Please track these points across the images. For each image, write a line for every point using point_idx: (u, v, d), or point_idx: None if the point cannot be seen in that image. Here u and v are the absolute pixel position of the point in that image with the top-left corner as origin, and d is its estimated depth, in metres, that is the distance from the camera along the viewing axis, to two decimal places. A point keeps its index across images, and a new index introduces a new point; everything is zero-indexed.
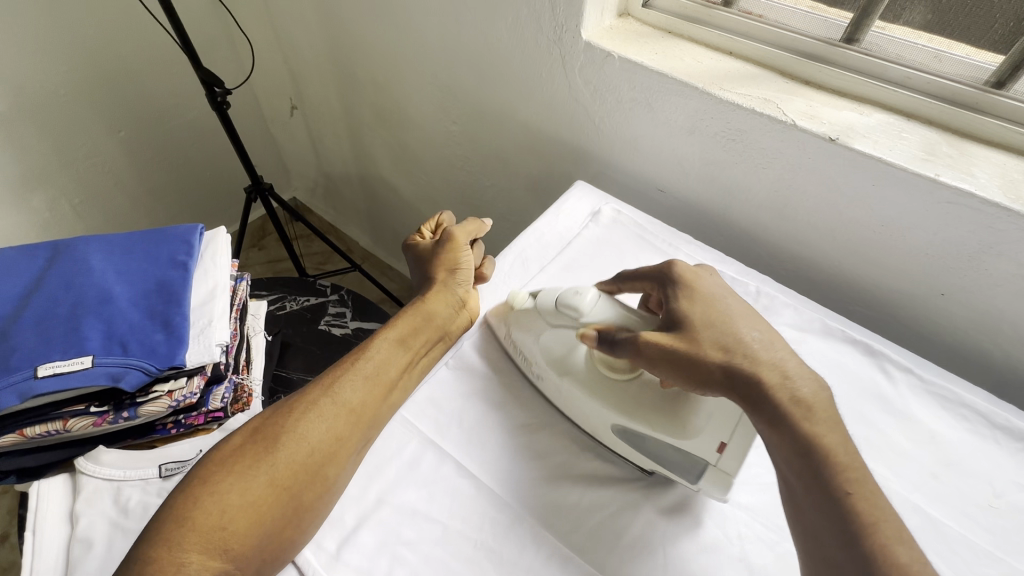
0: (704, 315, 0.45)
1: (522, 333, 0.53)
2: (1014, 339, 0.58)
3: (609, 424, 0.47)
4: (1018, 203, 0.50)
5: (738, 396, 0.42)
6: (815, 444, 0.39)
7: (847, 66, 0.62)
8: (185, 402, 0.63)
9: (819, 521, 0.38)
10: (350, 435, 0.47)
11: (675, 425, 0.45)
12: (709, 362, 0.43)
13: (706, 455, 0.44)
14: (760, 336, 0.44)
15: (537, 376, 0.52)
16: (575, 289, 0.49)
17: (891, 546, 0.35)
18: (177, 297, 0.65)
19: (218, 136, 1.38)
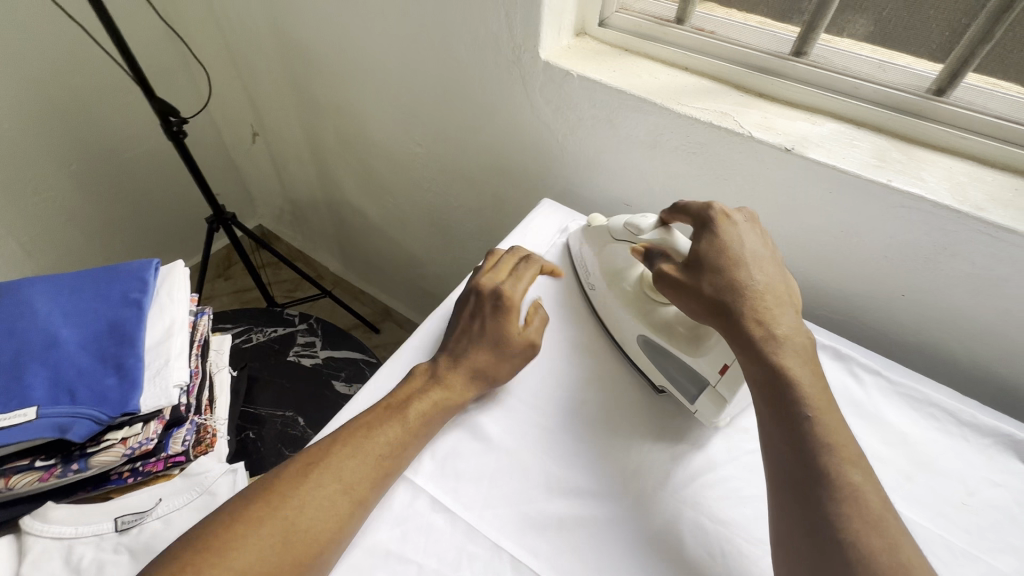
0: (715, 256, 0.49)
1: (592, 251, 0.62)
2: (974, 337, 0.59)
3: (637, 335, 0.55)
4: (967, 205, 0.52)
5: (720, 325, 0.47)
6: (784, 377, 0.43)
7: (796, 79, 0.64)
8: (141, 449, 0.60)
9: (782, 440, 0.41)
10: (352, 519, 0.41)
11: (692, 345, 0.52)
12: (702, 294, 0.48)
13: (710, 374, 0.50)
14: (760, 280, 0.47)
15: (591, 287, 0.62)
16: (645, 214, 0.57)
17: (846, 468, 0.38)
18: (131, 338, 0.62)
19: (176, 166, 1.34)
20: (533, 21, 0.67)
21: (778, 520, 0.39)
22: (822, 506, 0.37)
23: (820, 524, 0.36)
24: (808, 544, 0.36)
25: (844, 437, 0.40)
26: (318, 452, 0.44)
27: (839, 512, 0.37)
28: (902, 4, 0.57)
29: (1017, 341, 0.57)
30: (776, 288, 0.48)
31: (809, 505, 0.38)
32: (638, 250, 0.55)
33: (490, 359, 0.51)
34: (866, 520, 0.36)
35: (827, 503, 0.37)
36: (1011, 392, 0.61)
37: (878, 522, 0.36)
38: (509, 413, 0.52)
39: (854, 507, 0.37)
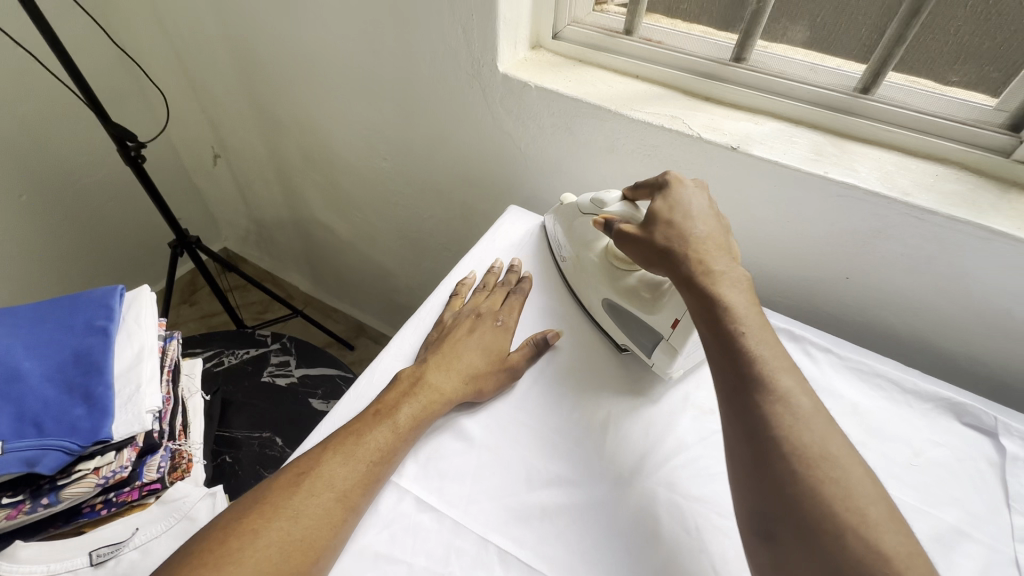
0: (666, 211, 0.52)
1: (563, 226, 0.66)
2: (912, 312, 0.64)
3: (601, 300, 0.60)
4: (895, 191, 0.57)
5: (667, 267, 0.50)
6: (719, 303, 0.45)
7: (738, 83, 0.68)
8: (115, 478, 0.58)
9: (719, 359, 0.44)
10: (345, 523, 0.42)
11: (648, 301, 0.56)
12: (652, 243, 0.51)
13: (663, 328, 0.54)
14: (701, 229, 0.50)
15: (563, 258, 0.66)
16: (610, 190, 0.60)
17: (777, 376, 0.41)
18: (99, 365, 0.61)
19: (135, 191, 1.31)
20: (489, 36, 0.70)
21: (727, 432, 0.42)
22: (758, 411, 0.39)
23: (756, 427, 0.39)
24: (750, 448, 0.39)
25: (775, 349, 0.43)
26: (309, 462, 0.44)
27: (769, 411, 0.39)
28: (832, 11, 0.63)
29: (949, 314, 0.62)
30: (718, 238, 0.51)
31: (746, 412, 0.40)
32: (599, 220, 0.58)
33: (480, 376, 0.53)
34: (795, 417, 0.39)
35: (761, 406, 0.40)
36: (950, 362, 0.66)
37: (801, 419, 0.38)
38: (489, 412, 0.53)
39: (784, 408, 0.39)
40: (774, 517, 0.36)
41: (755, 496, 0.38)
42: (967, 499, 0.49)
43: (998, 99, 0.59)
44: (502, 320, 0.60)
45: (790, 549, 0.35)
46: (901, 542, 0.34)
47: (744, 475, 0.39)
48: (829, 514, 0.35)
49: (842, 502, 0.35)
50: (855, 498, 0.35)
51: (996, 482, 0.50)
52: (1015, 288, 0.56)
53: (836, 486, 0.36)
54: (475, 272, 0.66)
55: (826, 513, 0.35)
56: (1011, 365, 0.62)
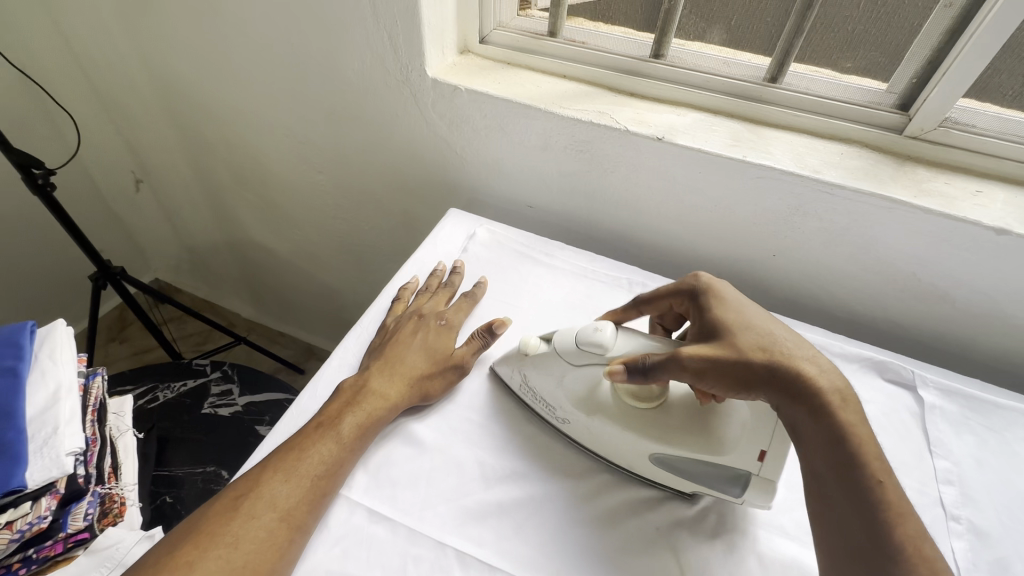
0: (735, 318, 0.46)
1: (540, 377, 0.50)
2: (833, 282, 0.69)
3: (647, 455, 0.46)
4: (807, 169, 0.61)
5: (773, 391, 0.42)
6: (848, 439, 0.39)
7: (660, 78, 0.71)
8: (34, 530, 0.53)
9: (852, 513, 0.37)
10: (285, 552, 0.40)
11: (710, 442, 0.44)
12: (752, 364, 0.42)
13: (748, 466, 0.43)
14: (789, 336, 0.45)
15: (562, 420, 0.50)
16: (597, 324, 0.47)
17: (923, 543, 0.35)
18: (8, 410, 0.55)
19: (48, 223, 1.21)
20: (414, 40, 0.70)
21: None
22: None
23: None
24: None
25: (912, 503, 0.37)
26: (248, 484, 0.42)
27: None
28: (744, 14, 0.67)
29: (864, 281, 0.67)
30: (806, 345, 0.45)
31: None
32: (616, 370, 0.45)
33: (428, 376, 0.52)
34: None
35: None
36: (869, 327, 0.71)
37: None
38: (440, 417, 0.52)
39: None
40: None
41: None
42: (896, 450, 0.52)
43: (887, 84, 0.65)
44: (447, 318, 0.59)
45: None
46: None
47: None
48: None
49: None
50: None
51: (918, 430, 0.54)
52: (919, 253, 0.61)
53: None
54: (417, 277, 0.66)
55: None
56: (922, 324, 0.67)
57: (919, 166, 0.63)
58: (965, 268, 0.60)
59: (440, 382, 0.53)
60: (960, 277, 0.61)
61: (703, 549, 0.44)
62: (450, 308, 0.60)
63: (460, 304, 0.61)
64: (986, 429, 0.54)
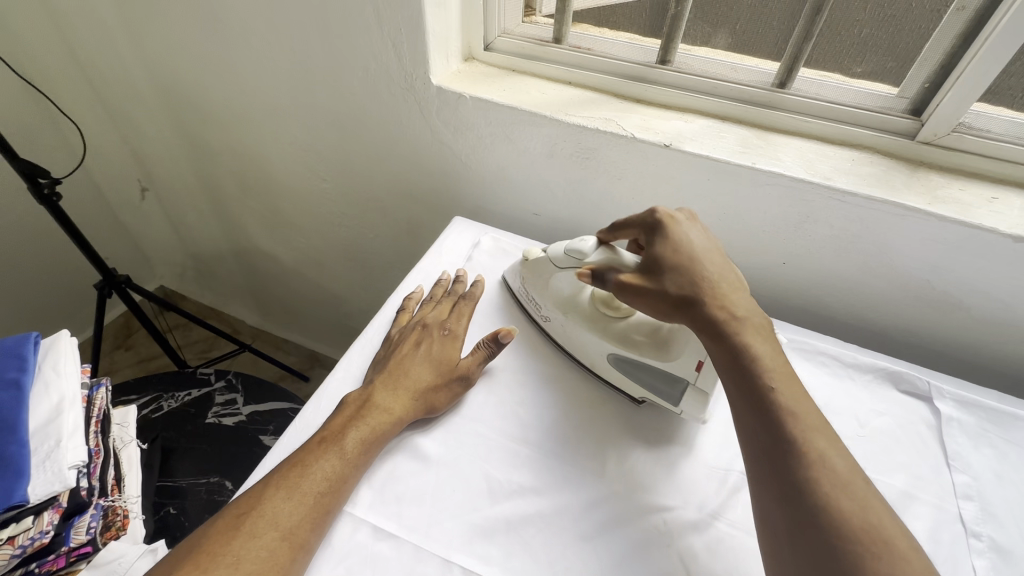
0: (671, 254, 0.49)
1: (534, 282, 0.60)
2: (845, 290, 0.68)
3: (607, 355, 0.55)
4: (818, 176, 0.60)
5: (686, 317, 0.47)
6: (746, 353, 0.44)
7: (667, 84, 0.71)
8: (35, 545, 0.52)
9: (750, 416, 0.42)
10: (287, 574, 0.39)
11: (662, 349, 0.52)
12: (666, 295, 0.48)
13: (687, 373, 0.50)
14: (710, 268, 0.48)
15: (545, 318, 0.60)
16: (584, 237, 0.55)
17: (812, 436, 0.39)
18: (10, 423, 0.55)
19: (54, 232, 1.22)
20: (419, 48, 0.69)
21: (759, 493, 0.40)
22: (794, 475, 0.38)
23: (791, 492, 0.38)
24: (786, 513, 0.37)
25: (807, 405, 0.41)
26: (251, 501, 0.42)
27: (809, 477, 0.38)
28: (750, 18, 0.66)
29: (877, 290, 0.66)
30: (730, 278, 0.49)
31: (782, 475, 0.39)
32: (585, 273, 0.53)
33: (435, 388, 0.52)
34: (835, 483, 0.37)
35: (795, 460, 0.38)
36: (884, 336, 0.70)
37: (844, 485, 0.37)
38: (446, 430, 0.51)
39: (822, 469, 0.38)
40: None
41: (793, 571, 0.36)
42: (912, 464, 0.51)
43: (898, 88, 0.63)
44: (454, 330, 0.58)
45: None
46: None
47: (781, 546, 0.37)
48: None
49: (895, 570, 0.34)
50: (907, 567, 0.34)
51: (935, 443, 0.53)
52: (934, 261, 0.60)
53: (883, 556, 0.34)
54: (422, 287, 0.65)
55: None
56: (937, 334, 0.66)
57: (932, 172, 0.62)
58: (982, 276, 0.59)
59: (442, 394, 0.52)
60: (976, 285, 0.60)
61: (715, 566, 0.43)
62: (455, 317, 0.59)
63: (465, 313, 0.60)
64: (1005, 441, 0.52)
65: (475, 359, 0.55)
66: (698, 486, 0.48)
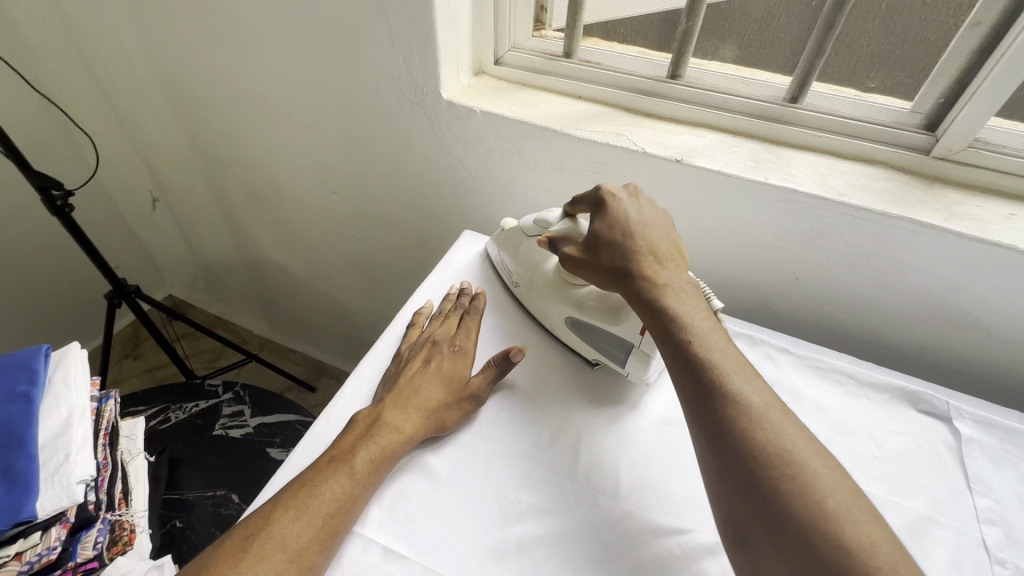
0: (609, 229, 0.52)
1: (509, 252, 0.64)
2: (860, 306, 0.67)
3: (563, 318, 0.58)
4: (831, 192, 0.59)
5: (619, 285, 0.50)
6: (668, 311, 0.46)
7: (678, 98, 0.71)
8: (42, 562, 0.52)
9: (675, 368, 0.44)
10: None
11: (610, 315, 0.54)
12: (601, 266, 0.51)
13: (631, 336, 0.53)
14: (641, 238, 0.51)
15: (515, 284, 0.64)
16: (552, 209, 0.61)
17: (729, 377, 0.41)
18: (20, 437, 0.55)
19: (66, 242, 1.23)
20: (430, 63, 0.70)
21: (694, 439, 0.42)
22: (715, 416, 0.40)
23: (715, 432, 0.40)
24: (714, 456, 0.39)
25: (727, 351, 0.44)
26: (260, 521, 0.42)
27: (729, 415, 0.40)
28: (756, 30, 0.66)
29: (893, 307, 0.65)
30: (660, 245, 0.51)
31: (705, 418, 0.41)
32: (542, 240, 0.58)
33: (446, 405, 0.52)
34: (751, 416, 0.39)
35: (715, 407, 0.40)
36: (899, 353, 0.69)
37: (760, 417, 0.39)
38: (455, 445, 0.51)
39: (738, 411, 0.40)
40: (741, 519, 0.37)
41: (728, 505, 0.38)
42: (932, 486, 0.50)
43: (912, 103, 0.63)
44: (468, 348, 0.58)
45: (762, 548, 0.36)
46: (865, 525, 0.34)
47: (715, 485, 0.39)
48: (801, 517, 0.34)
49: (807, 493, 0.35)
50: (819, 489, 0.35)
51: (956, 465, 0.51)
52: (951, 278, 0.59)
53: (795, 480, 0.36)
54: (431, 300, 0.65)
55: (792, 512, 0.35)
56: (955, 352, 0.65)
57: (948, 188, 0.61)
58: (1000, 294, 0.58)
59: (451, 411, 0.51)
60: (994, 304, 0.59)
61: None
62: (463, 332, 0.59)
63: (473, 328, 0.60)
64: None
65: (487, 377, 0.55)
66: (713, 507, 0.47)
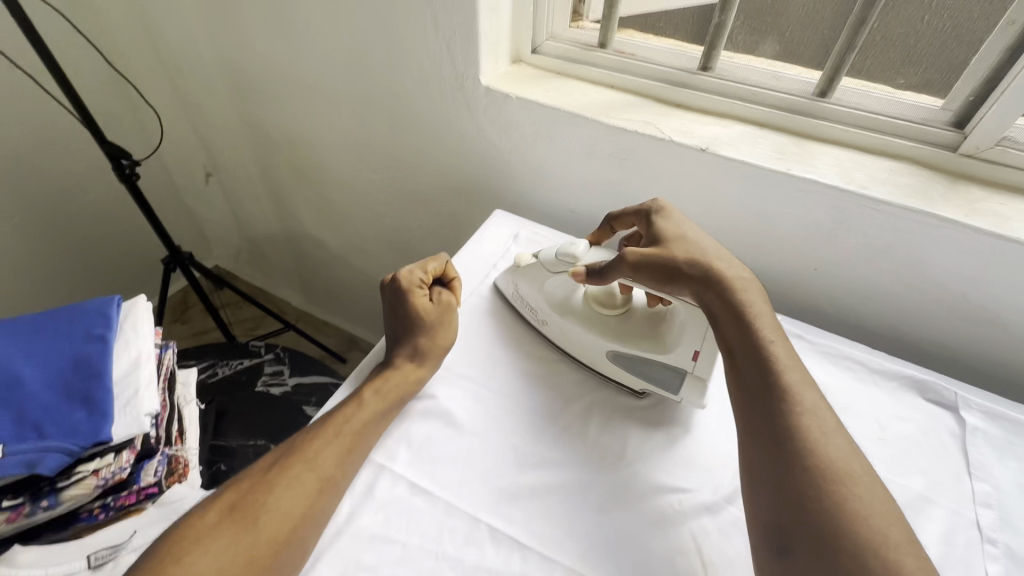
0: (675, 234, 0.56)
1: (527, 287, 0.63)
2: (878, 300, 0.68)
3: (606, 352, 0.57)
4: (852, 184, 0.61)
5: (686, 282, 0.52)
6: (748, 314, 0.48)
7: (708, 90, 0.73)
8: (114, 479, 0.59)
9: (749, 368, 0.47)
10: (323, 500, 0.45)
11: (659, 343, 0.57)
12: (672, 263, 0.52)
13: (684, 363, 0.55)
14: (712, 245, 0.54)
15: (541, 322, 0.62)
16: (575, 242, 0.60)
17: (802, 391, 0.44)
18: (97, 371, 0.62)
19: (128, 210, 1.33)
20: (471, 49, 0.74)
21: (750, 440, 0.45)
22: (785, 423, 0.43)
23: (780, 438, 0.42)
24: (772, 460, 0.42)
25: (798, 368, 0.46)
26: (288, 445, 0.48)
27: (800, 427, 0.42)
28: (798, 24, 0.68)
29: (912, 301, 0.66)
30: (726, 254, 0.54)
31: (774, 423, 0.43)
32: (579, 272, 0.57)
33: (430, 332, 0.58)
34: (823, 434, 0.42)
35: (780, 418, 0.43)
36: (916, 348, 0.70)
37: (828, 437, 0.42)
38: (478, 399, 0.56)
39: (806, 426, 0.42)
40: (788, 523, 0.39)
41: (773, 511, 0.40)
42: (933, 469, 0.52)
43: (944, 100, 0.64)
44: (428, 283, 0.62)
45: (806, 558, 0.38)
46: (917, 562, 0.36)
47: (767, 488, 0.42)
48: (862, 538, 0.37)
49: (864, 519, 0.38)
50: (877, 518, 0.38)
51: (958, 452, 0.53)
52: (969, 273, 0.60)
53: (857, 504, 0.38)
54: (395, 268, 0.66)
55: (848, 533, 0.37)
56: (972, 348, 0.66)
57: (973, 185, 0.62)
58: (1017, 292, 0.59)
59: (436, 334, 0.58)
60: (1012, 301, 0.60)
61: (726, 546, 0.46)
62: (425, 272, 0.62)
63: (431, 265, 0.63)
64: None
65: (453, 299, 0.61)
66: (713, 470, 0.51)
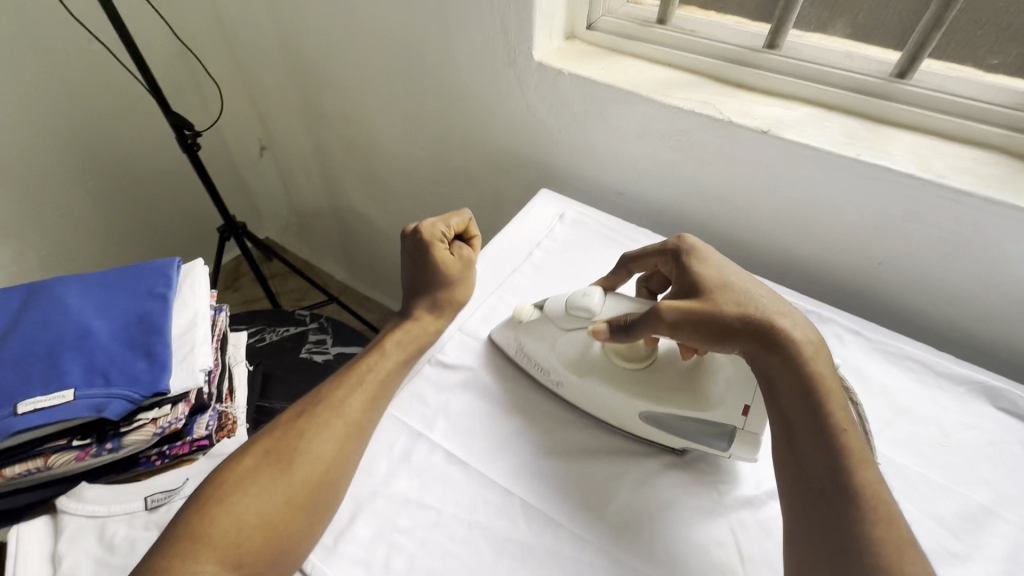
0: (718, 282, 0.48)
1: (534, 344, 0.54)
2: (949, 299, 0.64)
3: (637, 413, 0.49)
4: (929, 172, 0.57)
5: (743, 342, 0.44)
6: (816, 386, 0.42)
7: (773, 70, 0.69)
8: (171, 429, 0.63)
9: (816, 455, 0.40)
10: (352, 449, 0.47)
11: (699, 399, 0.48)
12: (723, 321, 0.44)
13: (732, 419, 0.47)
14: (765, 294, 0.47)
15: (556, 382, 0.53)
16: (585, 290, 0.51)
17: (878, 488, 0.38)
18: (157, 326, 0.65)
19: (188, 180, 1.39)
20: (525, 23, 0.72)
21: (809, 535, 0.39)
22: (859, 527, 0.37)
23: (851, 545, 0.37)
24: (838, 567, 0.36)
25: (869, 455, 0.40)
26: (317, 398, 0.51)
27: (874, 534, 0.37)
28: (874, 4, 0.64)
29: (987, 302, 0.61)
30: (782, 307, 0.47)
31: (842, 523, 0.37)
32: (600, 328, 0.48)
33: (449, 286, 0.60)
34: (901, 544, 0.36)
35: (853, 523, 0.37)
36: (987, 352, 0.65)
37: (906, 548, 0.36)
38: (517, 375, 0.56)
39: (882, 534, 0.36)
40: None
41: None
42: (999, 481, 0.48)
43: None
44: (450, 238, 0.63)
45: None
46: None
47: None
48: None
49: None
50: None
51: None
52: None
53: None
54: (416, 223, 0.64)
55: None
56: None
57: None
58: None
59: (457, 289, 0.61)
60: None
61: (766, 542, 0.44)
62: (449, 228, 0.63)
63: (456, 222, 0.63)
64: None
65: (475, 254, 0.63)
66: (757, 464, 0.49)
